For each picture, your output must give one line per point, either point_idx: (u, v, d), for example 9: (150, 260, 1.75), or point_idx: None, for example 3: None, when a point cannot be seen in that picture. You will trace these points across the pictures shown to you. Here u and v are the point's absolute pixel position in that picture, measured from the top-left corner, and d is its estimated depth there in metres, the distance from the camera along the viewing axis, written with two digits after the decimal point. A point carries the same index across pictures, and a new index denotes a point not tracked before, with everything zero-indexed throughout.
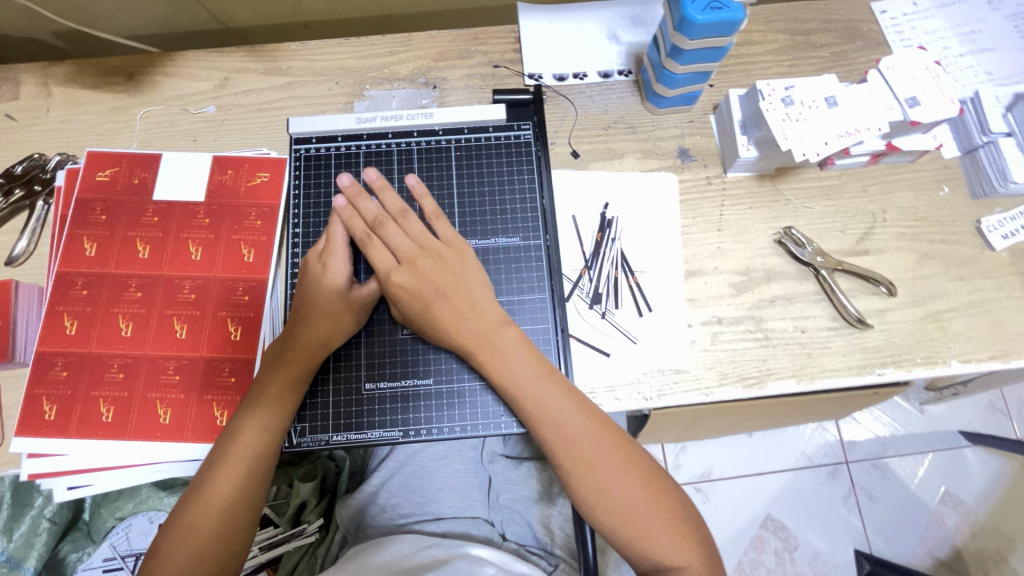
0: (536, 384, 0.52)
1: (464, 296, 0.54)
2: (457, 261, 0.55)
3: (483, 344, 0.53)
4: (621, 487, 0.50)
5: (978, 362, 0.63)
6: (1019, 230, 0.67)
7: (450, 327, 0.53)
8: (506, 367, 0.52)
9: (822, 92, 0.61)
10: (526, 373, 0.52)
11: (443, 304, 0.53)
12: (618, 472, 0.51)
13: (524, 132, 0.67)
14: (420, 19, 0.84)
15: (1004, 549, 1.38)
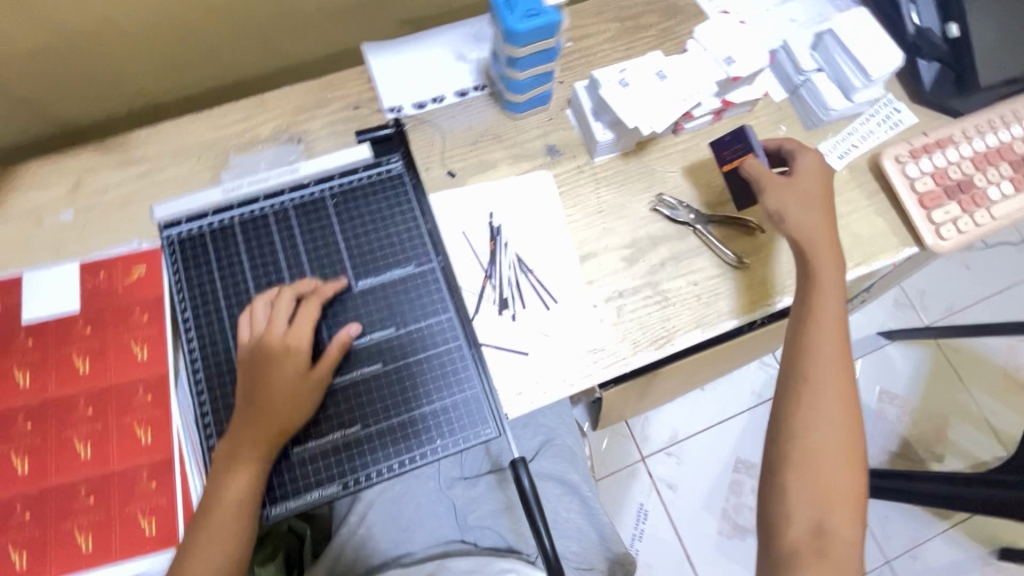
0: (828, 313, 0.58)
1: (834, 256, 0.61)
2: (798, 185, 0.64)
3: (824, 249, 0.61)
4: (819, 447, 0.54)
5: (847, 271, 0.71)
6: (850, 150, 0.76)
7: (810, 239, 0.62)
8: (827, 321, 0.58)
9: (651, 69, 0.67)
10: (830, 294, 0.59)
11: (824, 267, 0.60)
12: (836, 452, 0.54)
13: (394, 165, 0.67)
14: (273, 59, 0.84)
15: (941, 426, 1.52)
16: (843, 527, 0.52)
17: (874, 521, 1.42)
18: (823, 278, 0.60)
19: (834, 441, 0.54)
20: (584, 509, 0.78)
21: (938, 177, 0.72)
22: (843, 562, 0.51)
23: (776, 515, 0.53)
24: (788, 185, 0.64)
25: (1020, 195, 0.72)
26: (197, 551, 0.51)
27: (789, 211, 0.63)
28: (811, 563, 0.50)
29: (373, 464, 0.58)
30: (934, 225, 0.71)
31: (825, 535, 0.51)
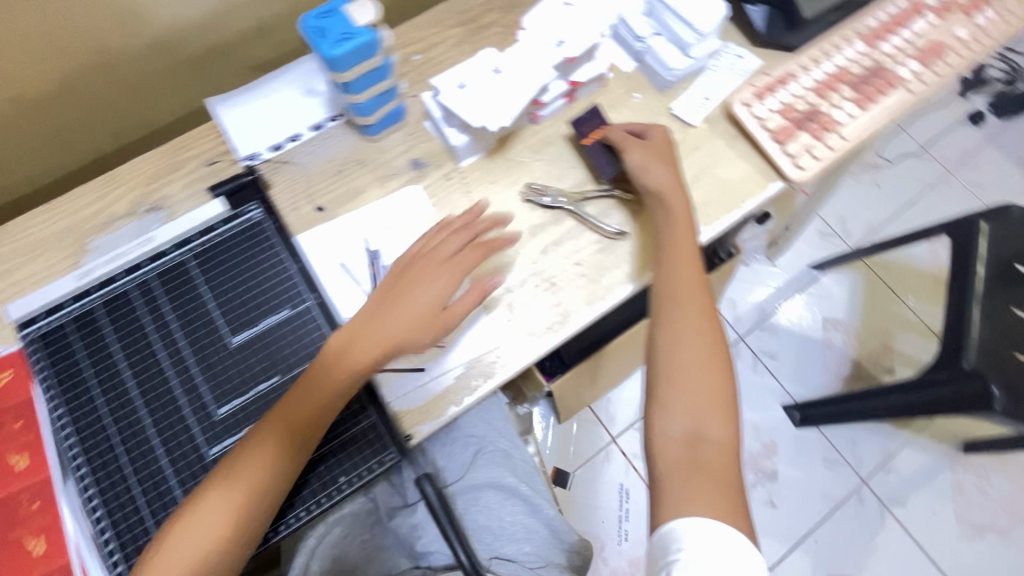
0: (675, 246, 0.63)
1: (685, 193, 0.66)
2: (658, 151, 0.69)
3: (670, 190, 0.66)
4: (688, 360, 0.56)
5: (721, 219, 0.73)
6: (704, 103, 0.78)
7: (656, 191, 0.66)
8: (685, 250, 0.62)
9: (486, 66, 0.68)
10: (681, 228, 0.64)
11: (679, 204, 0.65)
12: (696, 360, 0.56)
13: (252, 214, 0.66)
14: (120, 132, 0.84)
15: (887, 340, 1.57)
16: (714, 430, 0.53)
17: (843, 446, 1.46)
18: (681, 214, 0.65)
19: (699, 355, 0.56)
20: (527, 508, 0.79)
21: (786, 112, 0.76)
22: (718, 471, 0.51)
23: (658, 430, 0.54)
24: (647, 150, 0.68)
25: (865, 114, 0.76)
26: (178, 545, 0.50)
27: (651, 173, 0.67)
28: (686, 473, 0.51)
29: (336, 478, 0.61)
30: (792, 157, 0.74)
31: (700, 445, 0.52)
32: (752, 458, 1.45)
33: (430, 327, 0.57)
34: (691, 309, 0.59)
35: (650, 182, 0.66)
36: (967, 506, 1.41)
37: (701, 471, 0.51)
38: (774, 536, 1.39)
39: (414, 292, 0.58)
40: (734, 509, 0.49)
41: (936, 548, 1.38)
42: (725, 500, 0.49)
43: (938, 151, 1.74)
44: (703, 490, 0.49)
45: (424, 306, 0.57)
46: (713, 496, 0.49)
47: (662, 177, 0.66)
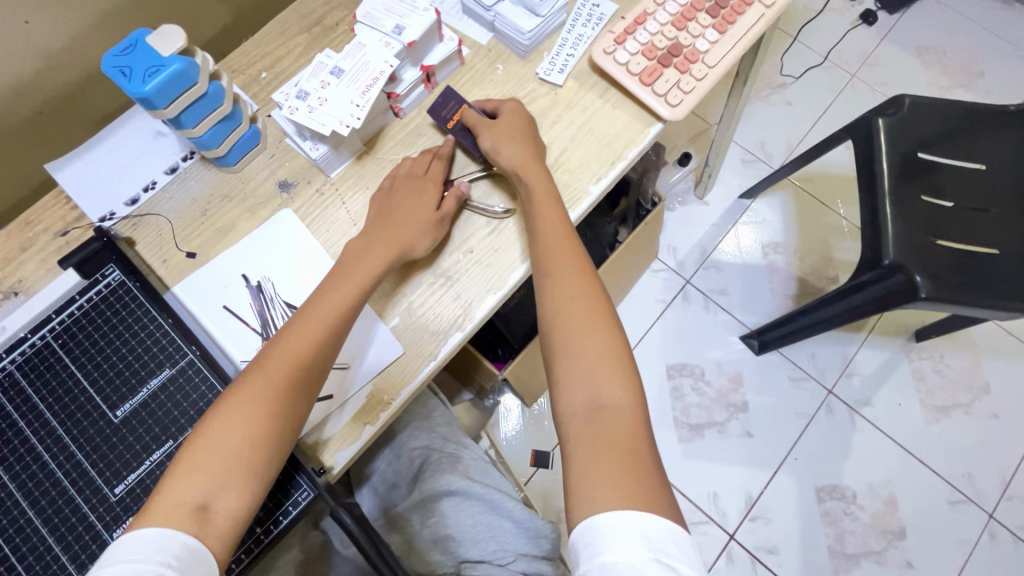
0: (544, 223, 0.64)
1: (543, 169, 0.67)
2: (507, 124, 0.68)
3: (527, 165, 0.66)
4: (572, 334, 0.58)
5: (606, 174, 0.72)
6: (567, 60, 0.76)
7: (515, 167, 0.66)
8: (553, 232, 0.64)
9: (324, 70, 0.65)
10: (547, 203, 0.65)
11: (539, 181, 0.66)
12: (582, 329, 0.58)
13: (111, 276, 0.61)
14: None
15: (826, 251, 1.59)
16: (612, 391, 0.55)
17: (804, 362, 1.50)
18: (542, 193, 0.65)
19: (581, 329, 0.58)
20: (486, 504, 0.78)
21: (648, 52, 0.74)
22: (620, 438, 0.52)
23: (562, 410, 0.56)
24: (496, 129, 0.68)
25: (726, 37, 0.75)
26: (169, 490, 0.49)
27: (500, 151, 0.67)
28: (589, 447, 0.52)
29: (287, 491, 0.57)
30: (662, 96, 0.73)
31: (599, 416, 0.54)
32: (721, 394, 1.48)
33: (431, 228, 0.65)
34: (569, 288, 0.61)
35: (505, 159, 0.67)
36: (928, 391, 1.46)
37: (603, 442, 0.52)
38: (756, 464, 1.42)
39: (411, 206, 0.65)
40: (639, 474, 0.49)
41: (908, 438, 1.42)
42: (629, 472, 0.49)
43: (838, 58, 1.76)
44: (606, 464, 0.50)
45: (366, 258, 0.62)
46: (616, 466, 0.50)
47: (513, 150, 0.67)
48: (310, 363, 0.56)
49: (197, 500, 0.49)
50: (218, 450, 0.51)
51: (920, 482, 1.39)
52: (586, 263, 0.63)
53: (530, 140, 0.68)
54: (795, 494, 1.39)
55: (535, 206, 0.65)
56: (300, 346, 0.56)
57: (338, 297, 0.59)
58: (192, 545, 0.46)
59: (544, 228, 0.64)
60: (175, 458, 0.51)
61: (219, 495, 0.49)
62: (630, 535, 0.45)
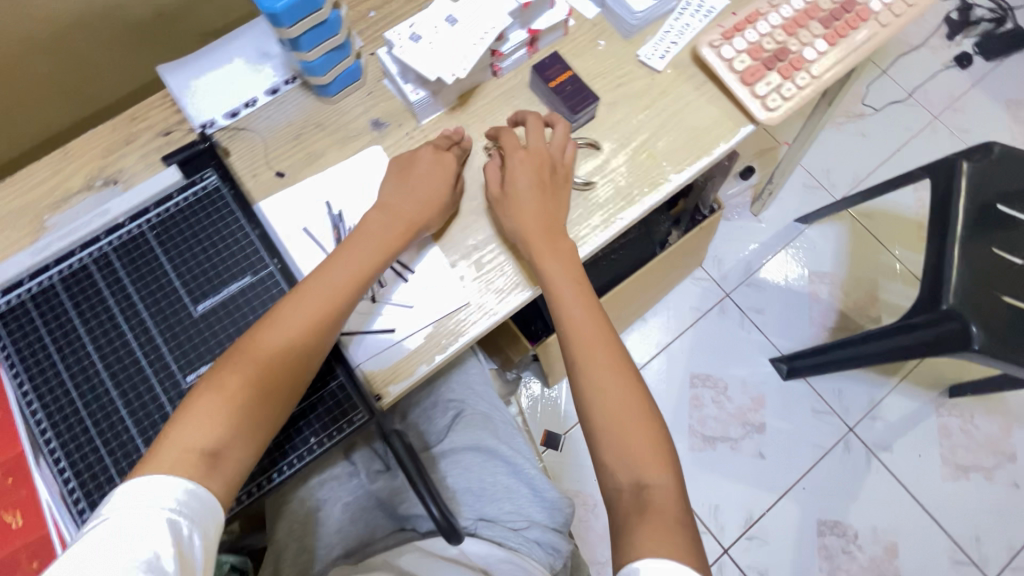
0: (567, 296, 0.63)
1: (551, 219, 0.65)
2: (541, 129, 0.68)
3: (538, 224, 0.64)
4: (609, 412, 0.58)
5: (690, 165, 0.72)
6: (670, 48, 0.76)
7: (515, 161, 0.66)
8: (581, 319, 0.63)
9: (440, 16, 0.66)
10: (570, 273, 0.64)
11: (549, 242, 0.64)
12: (614, 401, 0.58)
13: (209, 182, 0.65)
14: (67, 108, 0.82)
15: (872, 290, 1.56)
16: (651, 468, 0.56)
17: (830, 396, 1.48)
18: (529, 216, 0.64)
19: (619, 403, 0.59)
20: (509, 467, 0.81)
21: (754, 52, 0.73)
22: (667, 510, 0.53)
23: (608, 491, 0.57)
24: (531, 127, 0.68)
25: (834, 49, 0.74)
26: (181, 437, 0.51)
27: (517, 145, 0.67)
28: (642, 519, 0.52)
29: (297, 444, 0.63)
30: (760, 99, 0.73)
31: (644, 493, 0.54)
32: (740, 411, 1.48)
33: (445, 207, 0.65)
34: (601, 371, 0.60)
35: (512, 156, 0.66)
36: (951, 449, 1.44)
37: (653, 521, 0.52)
38: (763, 486, 1.42)
39: (425, 177, 0.65)
40: (690, 549, 0.51)
41: (921, 490, 1.41)
42: (682, 543, 0.50)
43: (923, 97, 1.71)
44: (657, 538, 0.50)
45: (377, 233, 0.62)
46: (669, 541, 0.50)
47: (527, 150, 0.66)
48: (300, 347, 0.56)
49: (208, 448, 0.51)
50: (228, 404, 0.53)
51: (925, 535, 1.38)
52: (609, 336, 0.62)
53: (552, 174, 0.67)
54: (796, 523, 1.39)
55: (524, 195, 0.65)
56: (308, 317, 0.57)
57: (347, 274, 0.60)
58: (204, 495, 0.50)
59: (564, 303, 0.63)
60: (185, 402, 0.54)
61: (230, 446, 0.53)
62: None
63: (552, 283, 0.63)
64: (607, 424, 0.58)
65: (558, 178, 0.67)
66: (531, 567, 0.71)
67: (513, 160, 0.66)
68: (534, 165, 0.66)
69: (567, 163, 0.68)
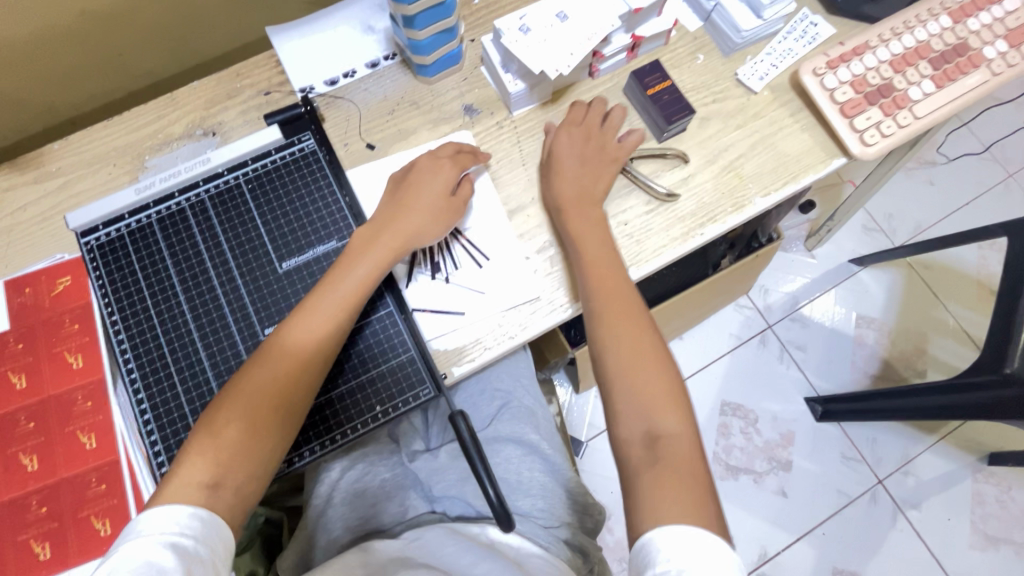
0: (591, 248, 0.64)
1: (585, 187, 0.67)
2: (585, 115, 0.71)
3: (566, 182, 0.67)
4: (626, 360, 0.58)
5: (777, 191, 0.71)
6: (770, 70, 0.75)
7: (556, 143, 0.69)
8: (600, 267, 0.63)
9: (552, 11, 0.67)
10: (596, 229, 0.65)
11: (574, 203, 0.66)
12: (639, 364, 0.57)
13: (307, 143, 0.66)
14: (174, 59, 0.85)
15: (921, 343, 1.52)
16: (661, 412, 0.55)
17: (862, 445, 1.45)
18: (585, 219, 0.65)
19: (639, 358, 0.58)
20: (547, 466, 0.81)
21: (858, 85, 0.72)
22: (681, 464, 0.52)
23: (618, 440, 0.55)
24: (578, 116, 0.71)
25: (941, 92, 0.72)
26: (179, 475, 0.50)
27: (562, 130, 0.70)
28: (654, 470, 0.51)
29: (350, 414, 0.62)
30: (858, 132, 0.71)
31: (658, 444, 0.53)
32: (768, 446, 1.45)
33: (444, 212, 0.64)
34: (621, 323, 0.59)
35: (558, 137, 0.70)
36: (984, 517, 1.39)
37: (667, 471, 0.51)
38: (781, 524, 1.39)
39: (422, 182, 0.64)
40: (705, 499, 0.50)
41: (946, 555, 1.36)
42: (696, 503, 0.49)
43: (1001, 153, 1.65)
44: (671, 489, 0.49)
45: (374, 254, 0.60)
46: (683, 493, 0.49)
47: (567, 133, 0.69)
48: (299, 358, 0.55)
49: (208, 478, 0.50)
50: (225, 428, 0.52)
51: None
52: (637, 305, 0.61)
53: (591, 150, 0.69)
54: (811, 567, 1.36)
55: (568, 165, 0.68)
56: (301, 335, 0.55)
57: (339, 300, 0.57)
58: (203, 514, 0.48)
59: (591, 258, 0.63)
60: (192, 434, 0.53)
61: (230, 471, 0.51)
62: (697, 551, 0.45)
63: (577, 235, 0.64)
64: (626, 379, 0.57)
65: (608, 157, 0.69)
66: (559, 565, 0.70)
67: (557, 142, 0.69)
68: (584, 142, 0.69)
69: (623, 148, 0.70)
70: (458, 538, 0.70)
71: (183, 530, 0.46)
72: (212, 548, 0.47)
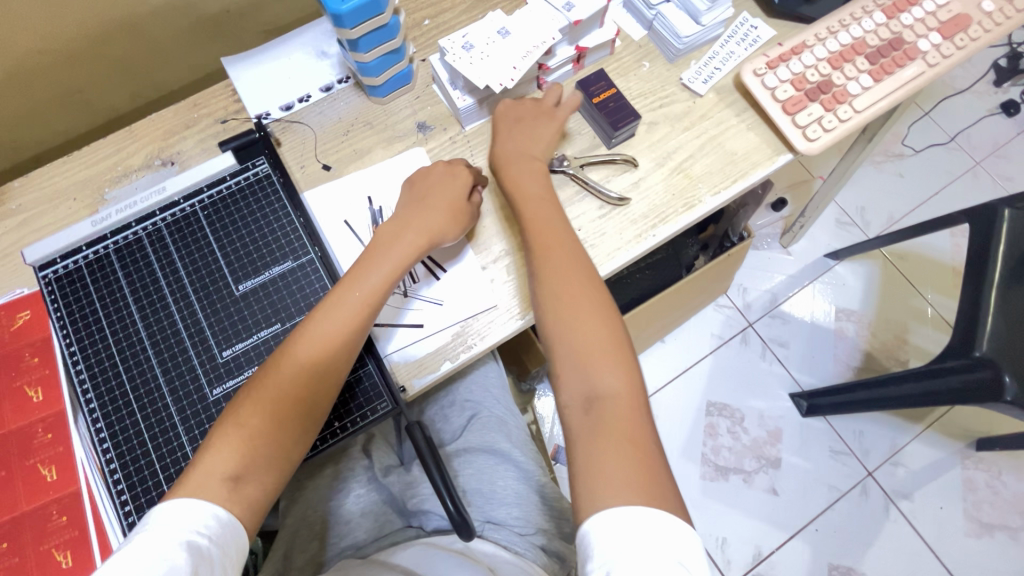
0: (538, 210, 0.65)
1: (527, 151, 0.68)
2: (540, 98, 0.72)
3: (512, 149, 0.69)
4: (570, 318, 0.58)
5: (726, 189, 0.72)
6: (714, 73, 0.77)
7: (505, 109, 0.71)
8: (544, 228, 0.64)
9: (493, 28, 0.69)
10: (541, 189, 0.66)
11: (539, 180, 0.67)
12: (586, 323, 0.58)
13: (261, 167, 0.68)
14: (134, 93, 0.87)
15: (901, 333, 1.53)
16: (599, 366, 0.55)
17: (849, 438, 1.45)
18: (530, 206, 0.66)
19: (584, 319, 0.58)
20: (519, 473, 0.81)
21: (798, 83, 0.74)
22: (618, 422, 0.52)
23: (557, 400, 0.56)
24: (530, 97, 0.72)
25: (880, 85, 0.74)
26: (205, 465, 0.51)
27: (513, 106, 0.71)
28: (591, 429, 0.52)
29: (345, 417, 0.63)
30: (801, 128, 0.73)
31: (595, 404, 0.54)
32: (756, 444, 1.45)
33: (458, 216, 0.65)
34: (565, 284, 0.60)
35: (504, 105, 0.71)
36: (976, 504, 1.38)
37: (604, 431, 0.52)
38: (774, 523, 1.38)
39: (435, 187, 0.66)
40: (643, 460, 0.50)
41: (941, 545, 1.35)
42: (634, 465, 0.49)
43: (966, 141, 1.69)
44: (608, 451, 0.50)
45: (402, 248, 0.61)
46: (619, 450, 0.50)
47: (512, 105, 0.71)
48: (323, 361, 0.55)
49: (229, 474, 0.50)
50: (249, 424, 0.52)
51: None
52: (585, 268, 0.62)
53: (539, 118, 0.70)
54: (806, 564, 1.35)
55: (505, 123, 0.70)
56: (324, 336, 0.56)
57: (360, 300, 0.58)
58: (224, 518, 0.48)
59: (534, 219, 0.65)
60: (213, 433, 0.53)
61: (250, 472, 0.51)
62: (638, 536, 0.44)
63: (515, 190, 0.66)
64: (570, 337, 0.57)
65: (546, 129, 0.70)
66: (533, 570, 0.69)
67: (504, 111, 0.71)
68: (522, 105, 0.71)
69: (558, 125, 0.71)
70: (432, 548, 0.70)
71: (201, 531, 0.47)
72: (227, 554, 0.47)
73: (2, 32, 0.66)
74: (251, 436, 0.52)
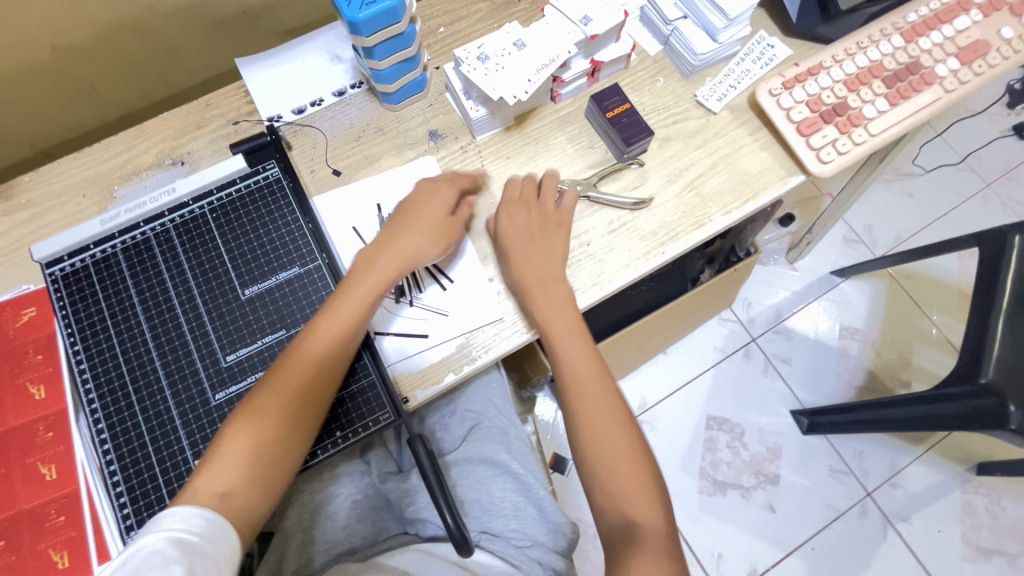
0: (529, 237, 0.67)
1: (536, 254, 0.66)
2: (535, 194, 0.70)
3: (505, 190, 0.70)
4: (603, 447, 0.60)
5: (736, 209, 0.72)
6: (728, 91, 0.76)
7: (507, 212, 0.68)
8: (540, 266, 0.66)
9: (509, 40, 0.69)
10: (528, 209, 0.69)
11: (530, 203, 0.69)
12: (613, 444, 0.60)
13: (271, 171, 0.67)
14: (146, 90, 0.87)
15: (905, 353, 1.52)
16: (634, 501, 0.58)
17: (849, 457, 1.44)
18: (528, 233, 0.67)
19: (617, 446, 0.60)
20: (518, 485, 0.80)
21: (813, 104, 0.74)
22: (653, 548, 0.55)
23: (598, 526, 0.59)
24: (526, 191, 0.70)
25: (896, 109, 0.74)
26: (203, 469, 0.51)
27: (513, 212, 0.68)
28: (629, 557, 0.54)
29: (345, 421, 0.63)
30: (815, 150, 0.72)
31: (633, 535, 0.56)
32: (755, 460, 1.44)
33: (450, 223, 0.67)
34: (591, 408, 0.62)
35: (503, 203, 0.69)
36: (974, 528, 1.38)
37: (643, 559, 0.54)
38: (770, 540, 1.38)
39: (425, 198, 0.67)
40: None
41: (938, 569, 1.35)
42: None
43: (977, 163, 1.68)
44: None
45: (395, 249, 0.64)
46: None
47: (507, 210, 0.68)
48: (319, 356, 0.57)
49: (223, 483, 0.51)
50: (247, 425, 0.54)
51: None
52: (610, 383, 0.64)
53: (545, 229, 0.68)
54: None
55: (516, 243, 0.67)
56: (321, 334, 0.58)
57: (356, 299, 0.60)
58: (211, 515, 0.49)
59: (531, 255, 0.66)
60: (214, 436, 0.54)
61: (244, 475, 0.52)
62: None
63: (504, 211, 0.68)
64: (604, 464, 0.60)
65: (558, 245, 0.67)
66: None
67: (508, 217, 0.68)
68: (526, 214, 0.68)
69: (562, 209, 0.69)
70: (428, 557, 0.69)
71: (190, 526, 0.47)
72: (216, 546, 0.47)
73: (19, 27, 0.66)
74: (249, 434, 0.53)
